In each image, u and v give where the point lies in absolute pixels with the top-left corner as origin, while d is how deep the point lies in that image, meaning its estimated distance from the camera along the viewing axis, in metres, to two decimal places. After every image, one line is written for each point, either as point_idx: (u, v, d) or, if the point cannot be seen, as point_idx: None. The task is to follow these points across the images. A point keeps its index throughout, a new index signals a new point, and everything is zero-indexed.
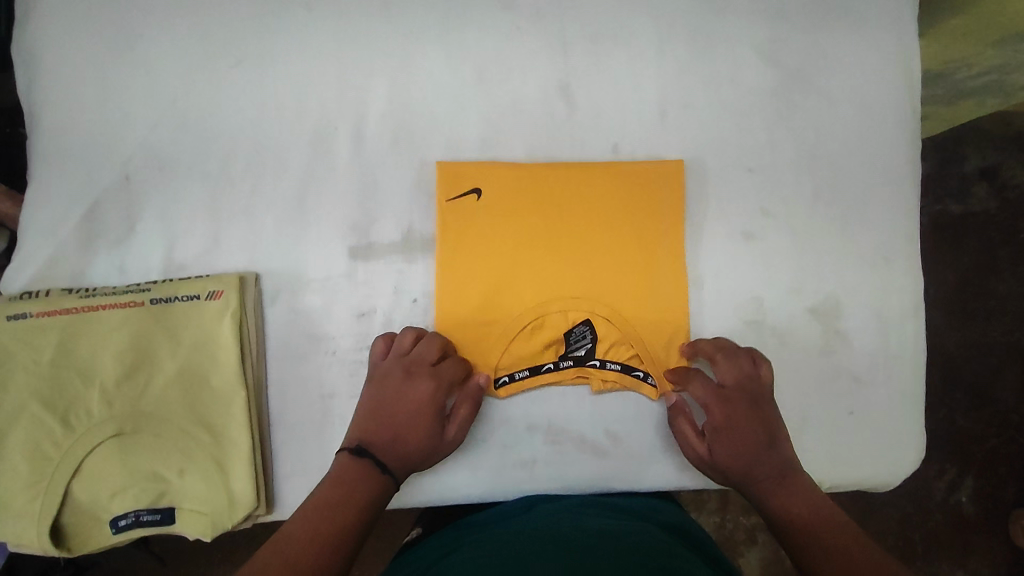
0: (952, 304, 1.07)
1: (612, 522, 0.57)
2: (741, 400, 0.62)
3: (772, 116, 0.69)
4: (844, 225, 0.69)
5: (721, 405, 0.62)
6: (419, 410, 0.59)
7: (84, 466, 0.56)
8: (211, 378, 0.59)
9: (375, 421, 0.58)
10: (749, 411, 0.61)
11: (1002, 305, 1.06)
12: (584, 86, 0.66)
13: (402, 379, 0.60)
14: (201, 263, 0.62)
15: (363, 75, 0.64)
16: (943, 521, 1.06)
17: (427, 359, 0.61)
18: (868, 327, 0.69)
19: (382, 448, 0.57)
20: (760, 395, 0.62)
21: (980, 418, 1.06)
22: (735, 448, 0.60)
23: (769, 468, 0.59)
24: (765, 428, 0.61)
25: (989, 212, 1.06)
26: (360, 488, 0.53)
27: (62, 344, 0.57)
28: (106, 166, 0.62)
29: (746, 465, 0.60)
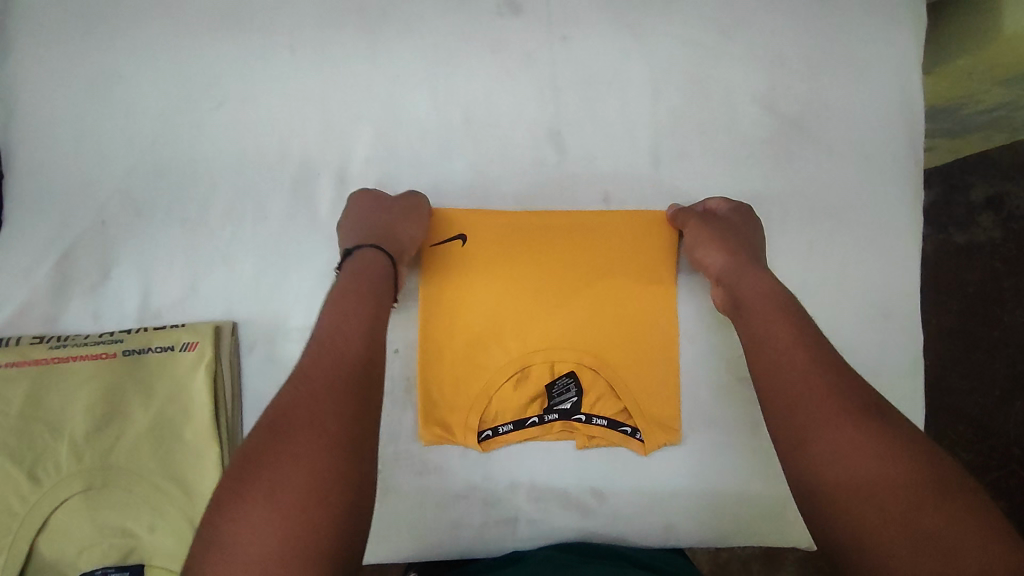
0: (955, 335, 1.05)
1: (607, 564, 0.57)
2: (739, 224, 0.59)
3: (772, 166, 0.66)
4: (849, 280, 0.66)
5: (717, 237, 0.58)
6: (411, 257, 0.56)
7: (51, 522, 0.55)
8: (183, 431, 0.57)
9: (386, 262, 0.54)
10: (744, 239, 0.58)
11: (1007, 336, 1.04)
12: (576, 132, 0.64)
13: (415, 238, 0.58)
14: (177, 310, 0.60)
15: (347, 116, 0.62)
16: None
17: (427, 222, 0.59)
18: (868, 385, 0.66)
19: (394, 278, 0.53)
20: (750, 236, 0.59)
21: (982, 449, 1.04)
22: (736, 273, 0.55)
23: (759, 280, 0.53)
24: (748, 250, 0.57)
25: (994, 240, 1.05)
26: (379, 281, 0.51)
27: (32, 396, 0.56)
28: (80, 210, 0.60)
29: (740, 281, 0.54)
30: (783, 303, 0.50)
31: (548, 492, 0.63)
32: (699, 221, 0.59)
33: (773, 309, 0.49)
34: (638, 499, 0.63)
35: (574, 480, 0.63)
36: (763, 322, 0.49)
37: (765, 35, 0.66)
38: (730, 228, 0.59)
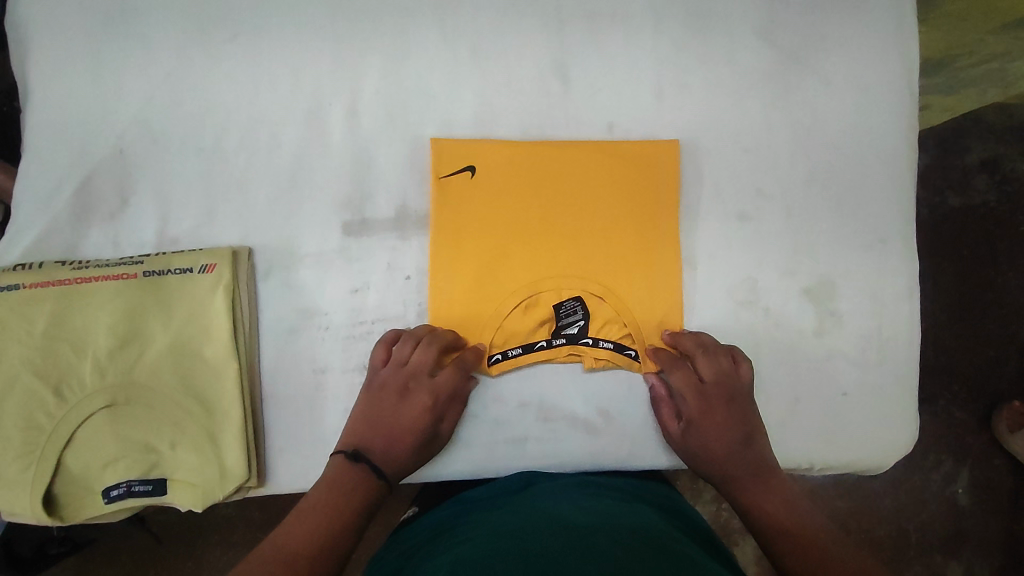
0: (950, 296, 1.08)
1: (613, 502, 0.58)
2: (719, 397, 0.62)
3: (770, 98, 0.68)
4: (846, 209, 0.68)
5: (704, 424, 0.61)
6: (415, 426, 0.59)
7: (77, 437, 0.57)
8: (203, 351, 0.59)
9: (373, 430, 0.59)
10: (728, 415, 0.62)
11: (1001, 298, 1.07)
12: (581, 66, 0.66)
13: (398, 392, 0.60)
14: (194, 237, 0.62)
15: (358, 52, 0.64)
16: (938, 511, 1.06)
17: (423, 369, 0.60)
18: (863, 310, 0.68)
19: (379, 453, 0.58)
20: (738, 391, 0.62)
21: (977, 409, 1.07)
22: (710, 445, 0.61)
23: (757, 488, 0.60)
24: (741, 424, 0.62)
25: (988, 205, 1.08)
26: (355, 497, 0.55)
27: (56, 316, 0.57)
28: (97, 138, 0.62)
29: (736, 485, 0.60)
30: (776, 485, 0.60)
31: (556, 412, 0.65)
32: (685, 376, 0.63)
33: (752, 477, 0.60)
34: (642, 418, 0.65)
35: (580, 400, 0.65)
36: (750, 491, 0.60)
37: None
38: (711, 408, 0.62)
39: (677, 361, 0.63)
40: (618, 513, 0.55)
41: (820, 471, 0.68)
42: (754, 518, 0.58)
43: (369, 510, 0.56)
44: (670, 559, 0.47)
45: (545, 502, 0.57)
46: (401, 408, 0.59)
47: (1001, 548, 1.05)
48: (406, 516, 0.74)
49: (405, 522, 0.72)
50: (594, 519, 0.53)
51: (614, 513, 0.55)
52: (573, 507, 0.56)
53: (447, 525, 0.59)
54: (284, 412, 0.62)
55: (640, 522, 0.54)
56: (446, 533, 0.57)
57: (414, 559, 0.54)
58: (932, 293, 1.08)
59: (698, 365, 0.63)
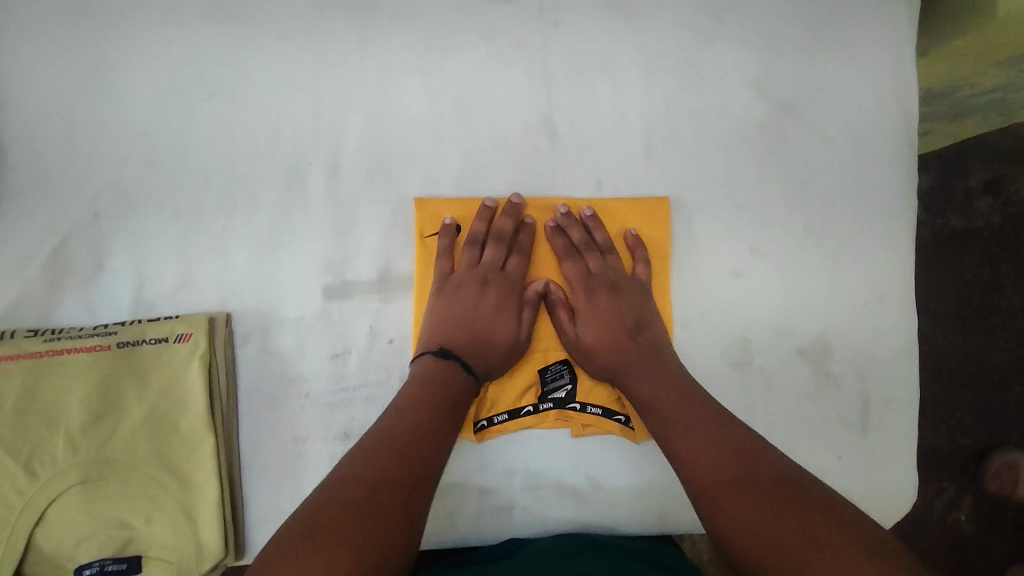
0: (952, 313, 1.06)
1: (604, 562, 0.56)
2: (604, 285, 0.63)
3: (764, 151, 0.66)
4: (843, 265, 0.66)
5: (592, 316, 0.62)
6: (500, 316, 0.61)
7: (48, 514, 0.55)
8: (179, 422, 0.57)
9: (458, 330, 0.60)
10: (614, 303, 0.62)
11: (1004, 321, 1.05)
12: (568, 120, 0.64)
13: (476, 286, 0.62)
14: (171, 303, 0.60)
15: (337, 108, 0.62)
16: (939, 538, 1.05)
17: (496, 262, 0.63)
18: (860, 368, 0.66)
19: (466, 350, 0.59)
20: (625, 283, 0.63)
21: (979, 434, 1.05)
22: (600, 347, 0.60)
23: (646, 383, 0.57)
24: (628, 313, 0.62)
25: (992, 226, 1.06)
26: (450, 391, 0.55)
27: (27, 390, 0.56)
28: (70, 201, 0.60)
29: (631, 375, 0.59)
30: (682, 387, 0.56)
31: (544, 479, 0.63)
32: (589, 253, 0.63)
33: (640, 365, 0.59)
34: (633, 485, 0.63)
35: (569, 467, 0.63)
36: (643, 386, 0.57)
37: (757, 18, 0.66)
38: (597, 296, 0.62)
39: (569, 252, 0.64)
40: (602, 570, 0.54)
41: None
42: (653, 415, 0.56)
43: (460, 402, 0.56)
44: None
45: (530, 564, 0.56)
46: (497, 315, 0.61)
47: None
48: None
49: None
50: None
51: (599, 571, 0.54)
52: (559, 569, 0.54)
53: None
54: (263, 483, 0.60)
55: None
56: None
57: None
58: (933, 317, 1.06)
59: (586, 257, 0.64)
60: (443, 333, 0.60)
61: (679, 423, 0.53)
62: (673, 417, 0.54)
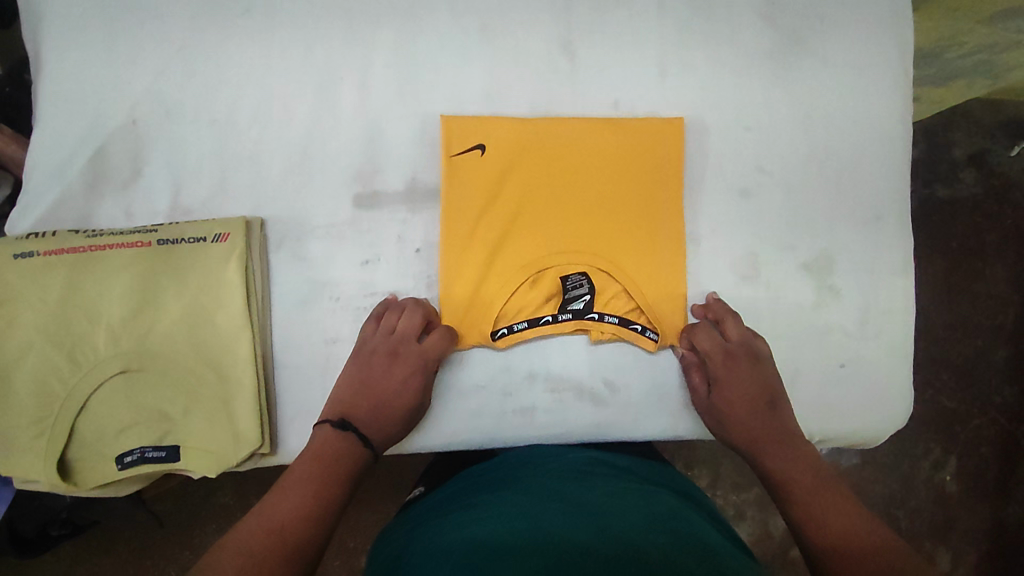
0: (938, 286, 1.10)
1: (618, 482, 0.57)
2: (742, 354, 0.64)
3: (769, 78, 0.69)
4: (844, 187, 0.70)
5: (727, 383, 0.63)
6: (402, 395, 0.60)
7: (90, 404, 0.58)
8: (216, 318, 0.59)
9: (365, 397, 0.60)
10: (751, 372, 0.63)
11: (988, 290, 1.10)
12: (587, 44, 0.67)
13: (387, 358, 0.61)
14: (207, 208, 0.63)
15: (368, 28, 0.65)
16: (926, 497, 1.08)
17: (412, 336, 0.61)
18: (858, 284, 0.70)
19: (365, 424, 0.59)
20: (760, 358, 0.64)
21: (963, 398, 1.09)
22: (734, 410, 0.63)
23: (782, 456, 0.60)
24: (763, 390, 0.63)
25: (976, 197, 1.11)
26: (342, 462, 0.55)
27: (70, 283, 0.58)
28: (110, 107, 0.62)
29: (767, 447, 0.61)
30: (812, 470, 0.58)
31: (564, 383, 0.66)
32: (713, 328, 0.65)
33: (773, 440, 0.61)
34: (648, 388, 0.67)
35: (587, 372, 0.66)
36: (782, 462, 0.59)
37: None
38: (735, 365, 0.63)
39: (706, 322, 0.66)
40: (640, 496, 0.55)
41: (817, 442, 0.70)
42: (785, 486, 0.57)
43: (354, 472, 0.55)
44: (696, 550, 0.47)
45: (564, 482, 0.57)
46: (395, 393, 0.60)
47: (988, 534, 1.08)
48: (412, 496, 0.73)
49: (412, 501, 0.71)
50: (591, 501, 0.52)
51: (632, 495, 0.55)
52: (590, 488, 0.55)
53: (457, 503, 0.58)
54: (296, 380, 0.63)
55: (658, 506, 0.54)
56: (458, 507, 0.57)
57: (422, 542, 0.52)
58: (924, 283, 1.11)
59: (725, 326, 0.65)
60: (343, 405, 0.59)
61: (811, 497, 0.55)
62: (808, 491, 0.56)
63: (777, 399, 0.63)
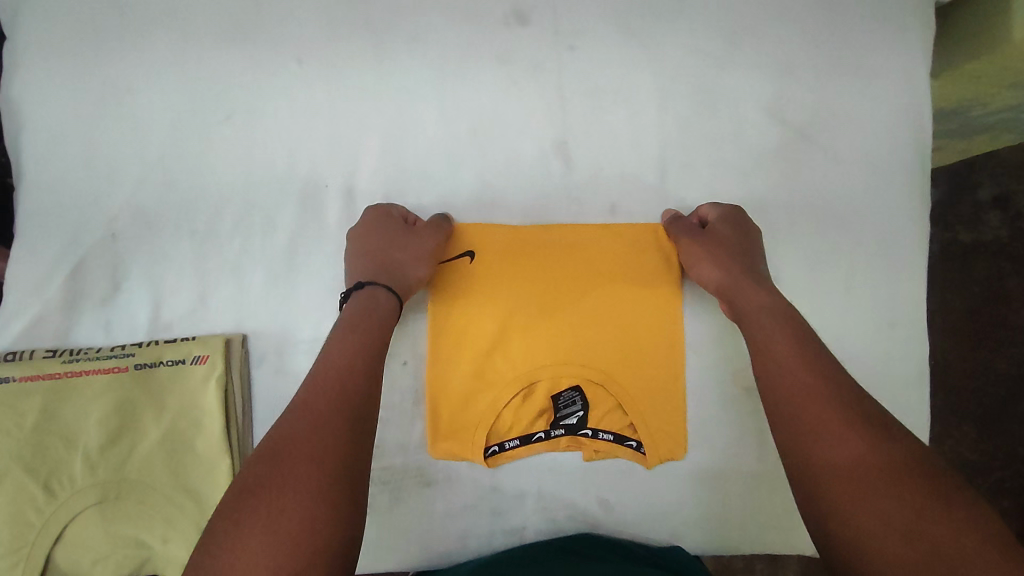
0: (959, 334, 0.96)
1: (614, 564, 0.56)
2: (730, 230, 0.60)
3: (775, 177, 0.66)
4: (856, 291, 0.66)
5: (712, 254, 0.58)
6: (399, 241, 0.58)
7: (66, 534, 0.56)
8: (195, 444, 0.58)
9: (365, 266, 0.57)
10: (741, 243, 0.59)
11: (1013, 336, 0.94)
12: (582, 142, 0.64)
13: (364, 230, 0.59)
14: (187, 323, 0.61)
15: (354, 131, 0.62)
16: None
17: (386, 210, 0.60)
18: (871, 394, 0.66)
19: (383, 277, 0.56)
20: (749, 234, 0.60)
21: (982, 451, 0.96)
22: (722, 268, 0.58)
23: (756, 302, 0.54)
24: (751, 260, 0.59)
25: (1001, 240, 0.94)
26: (370, 330, 0.51)
27: (46, 409, 0.56)
28: (89, 221, 0.61)
29: (740, 304, 0.55)
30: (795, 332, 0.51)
31: (556, 502, 0.63)
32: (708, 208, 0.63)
33: (754, 296, 0.55)
34: (645, 507, 0.64)
35: (580, 491, 0.63)
36: (765, 337, 0.51)
37: (773, 42, 0.65)
38: (724, 238, 0.59)
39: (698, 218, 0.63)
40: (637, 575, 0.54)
41: None
42: (758, 347, 0.51)
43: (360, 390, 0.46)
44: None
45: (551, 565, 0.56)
46: (405, 265, 0.57)
47: None
48: None
49: None
50: None
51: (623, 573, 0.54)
52: (578, 571, 0.55)
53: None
54: None
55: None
56: None
57: None
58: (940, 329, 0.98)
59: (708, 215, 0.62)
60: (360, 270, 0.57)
61: (798, 374, 0.47)
62: (787, 363, 0.49)
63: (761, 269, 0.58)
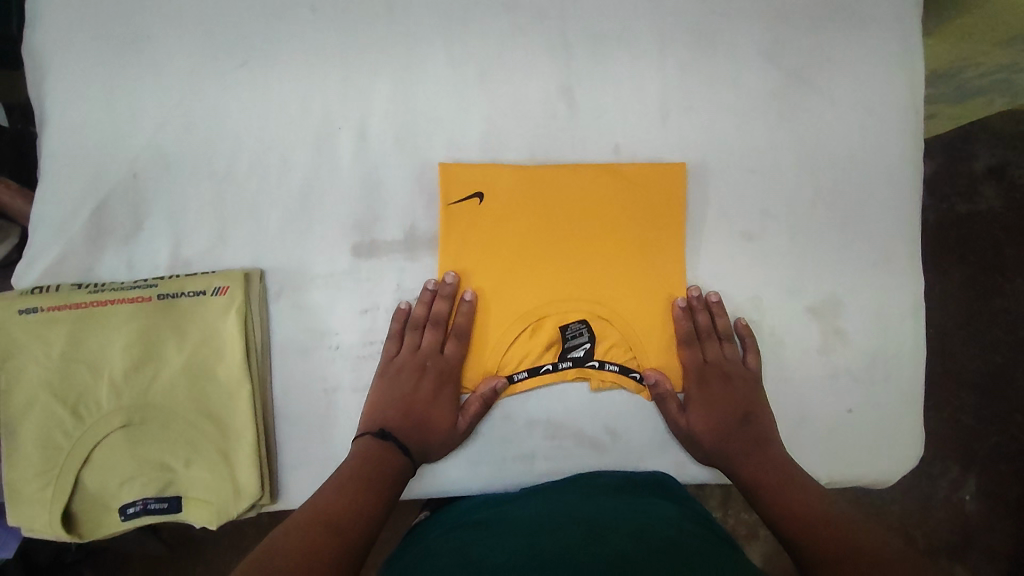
0: (956, 303, 1.05)
1: (613, 504, 0.57)
2: (717, 375, 0.66)
3: (773, 119, 0.68)
4: (852, 228, 0.68)
5: (703, 403, 0.65)
6: (443, 416, 0.62)
7: (93, 456, 0.59)
8: (216, 371, 0.60)
9: (396, 411, 0.62)
10: (731, 389, 0.65)
11: (1008, 306, 1.04)
12: (586, 86, 0.66)
13: (416, 371, 0.63)
14: (207, 259, 0.63)
15: (365, 76, 0.65)
16: (943, 518, 1.05)
17: (436, 346, 0.64)
18: (867, 326, 0.68)
19: (405, 433, 0.61)
20: (735, 374, 0.66)
21: (981, 414, 1.04)
22: (712, 428, 0.64)
23: (749, 462, 0.62)
24: (739, 404, 0.65)
25: (994, 211, 1.04)
26: (387, 466, 0.58)
27: (72, 338, 0.59)
28: (111, 162, 0.63)
29: (741, 456, 0.63)
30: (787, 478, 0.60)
31: (564, 430, 0.66)
32: (692, 335, 0.65)
33: (748, 448, 0.63)
34: (650, 434, 0.66)
35: (588, 418, 0.66)
36: (770, 489, 0.60)
37: None
38: (710, 383, 0.65)
39: (692, 340, 0.65)
40: (634, 512, 0.55)
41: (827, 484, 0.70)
42: (761, 494, 0.60)
43: (395, 475, 0.58)
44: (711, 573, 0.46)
45: (570, 507, 0.57)
46: (428, 434, 0.62)
47: (1009, 556, 1.04)
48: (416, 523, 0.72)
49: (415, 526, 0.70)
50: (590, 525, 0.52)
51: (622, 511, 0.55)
52: (579, 511, 0.56)
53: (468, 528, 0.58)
54: (299, 428, 0.63)
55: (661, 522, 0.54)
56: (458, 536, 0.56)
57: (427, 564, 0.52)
58: (936, 300, 1.06)
59: (704, 339, 0.66)
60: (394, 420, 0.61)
61: (786, 493, 0.58)
62: (786, 489, 0.59)
63: (759, 408, 0.65)
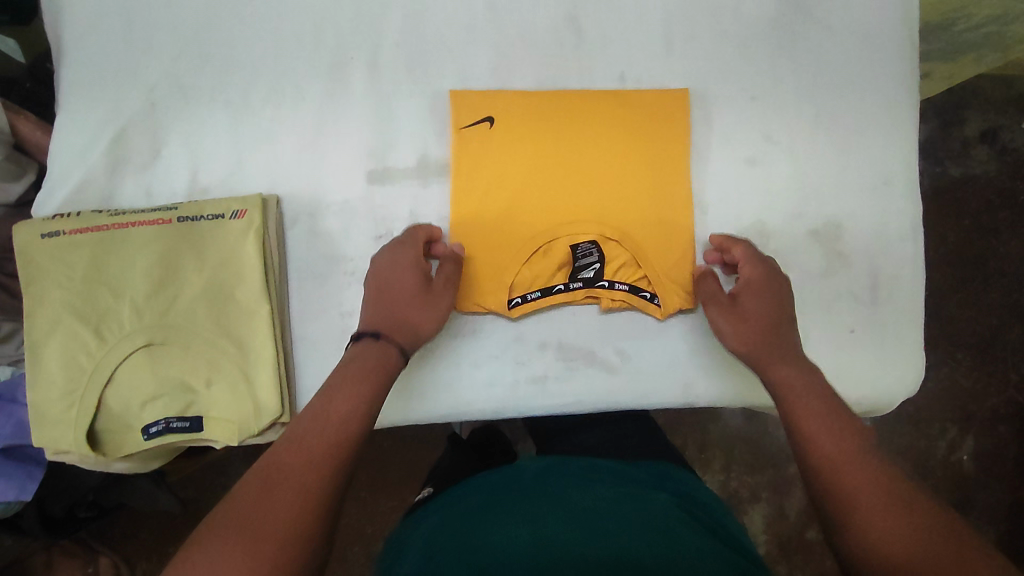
0: (953, 268, 1.07)
1: (618, 492, 0.52)
2: (760, 291, 0.63)
3: (775, 47, 0.70)
4: (852, 153, 0.70)
5: (742, 311, 0.62)
6: (419, 280, 0.61)
7: (116, 376, 0.59)
8: (236, 293, 0.61)
9: (381, 313, 0.60)
10: (772, 305, 0.62)
11: (1002, 266, 1.06)
12: (592, 17, 0.68)
13: (393, 275, 0.61)
14: (224, 187, 0.64)
15: (377, 8, 0.66)
16: (943, 477, 1.05)
17: (406, 254, 0.62)
18: (868, 249, 0.70)
19: (392, 334, 0.59)
20: (779, 294, 0.63)
21: (979, 375, 1.05)
22: (749, 328, 0.62)
23: (786, 368, 0.59)
24: (776, 314, 0.62)
25: (988, 175, 1.07)
26: (367, 384, 0.54)
27: (94, 260, 0.60)
28: (129, 92, 0.64)
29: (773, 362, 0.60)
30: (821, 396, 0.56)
31: (575, 350, 0.67)
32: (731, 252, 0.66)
33: (782, 358, 0.60)
34: (659, 354, 0.68)
35: (598, 338, 0.67)
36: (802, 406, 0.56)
37: None
38: (751, 297, 0.62)
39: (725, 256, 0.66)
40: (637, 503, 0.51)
41: None
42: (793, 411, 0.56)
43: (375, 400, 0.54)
44: None
45: (569, 491, 0.51)
46: (416, 332, 0.60)
47: (1006, 512, 1.04)
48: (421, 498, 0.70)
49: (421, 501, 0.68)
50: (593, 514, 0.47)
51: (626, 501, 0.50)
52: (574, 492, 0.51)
53: (458, 504, 0.54)
54: (317, 349, 0.64)
55: (654, 510, 0.50)
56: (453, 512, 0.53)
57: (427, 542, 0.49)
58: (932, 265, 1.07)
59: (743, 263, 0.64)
60: (380, 306, 0.60)
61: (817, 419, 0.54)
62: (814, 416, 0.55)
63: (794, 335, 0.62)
